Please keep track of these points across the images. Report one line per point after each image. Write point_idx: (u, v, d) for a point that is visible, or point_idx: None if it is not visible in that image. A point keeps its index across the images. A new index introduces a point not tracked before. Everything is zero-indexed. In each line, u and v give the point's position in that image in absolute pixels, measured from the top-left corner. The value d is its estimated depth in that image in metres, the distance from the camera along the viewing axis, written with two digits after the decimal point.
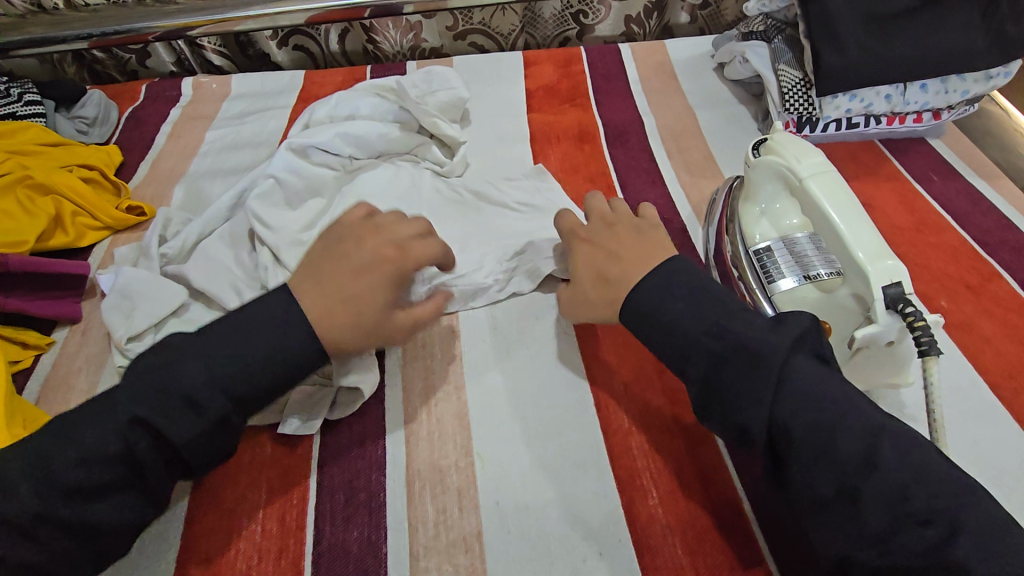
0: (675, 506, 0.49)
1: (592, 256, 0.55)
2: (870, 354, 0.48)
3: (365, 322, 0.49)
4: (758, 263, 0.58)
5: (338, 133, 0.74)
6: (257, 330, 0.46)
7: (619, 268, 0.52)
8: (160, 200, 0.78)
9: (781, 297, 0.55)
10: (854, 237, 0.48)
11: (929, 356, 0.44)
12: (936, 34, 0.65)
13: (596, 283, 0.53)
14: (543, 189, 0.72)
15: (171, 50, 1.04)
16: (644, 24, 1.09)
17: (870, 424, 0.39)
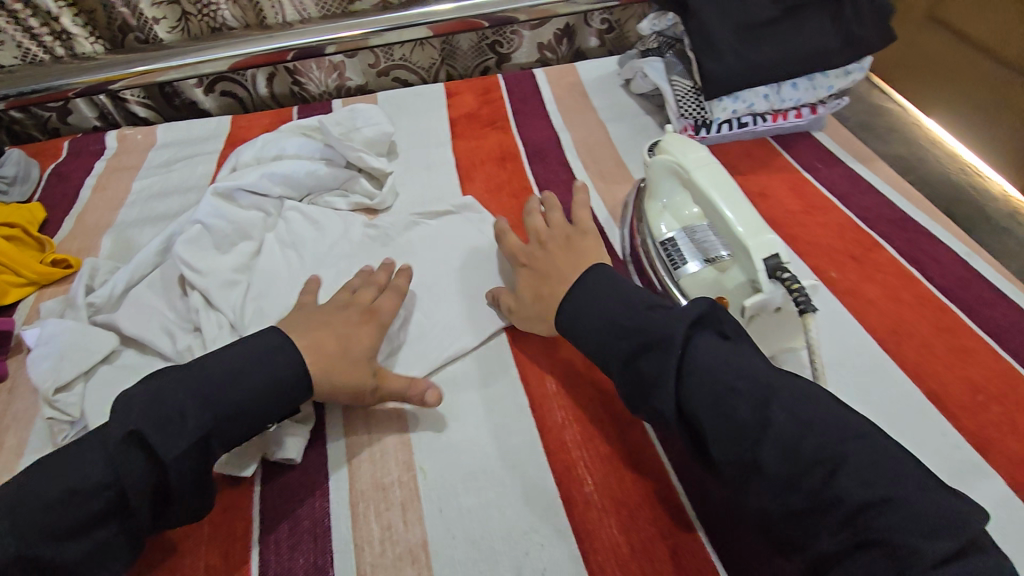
0: (609, 488, 0.51)
1: (531, 279, 0.61)
2: (761, 321, 0.54)
3: (344, 383, 0.54)
4: (664, 253, 0.62)
5: (265, 174, 0.76)
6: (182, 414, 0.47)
7: (551, 288, 0.59)
8: (87, 252, 0.78)
9: (686, 281, 0.60)
10: (737, 215, 0.54)
11: (808, 314, 0.50)
12: (797, 38, 0.73)
13: (534, 301, 0.60)
14: (475, 225, 0.75)
15: (93, 105, 1.05)
16: (556, 50, 1.17)
17: (794, 411, 0.43)
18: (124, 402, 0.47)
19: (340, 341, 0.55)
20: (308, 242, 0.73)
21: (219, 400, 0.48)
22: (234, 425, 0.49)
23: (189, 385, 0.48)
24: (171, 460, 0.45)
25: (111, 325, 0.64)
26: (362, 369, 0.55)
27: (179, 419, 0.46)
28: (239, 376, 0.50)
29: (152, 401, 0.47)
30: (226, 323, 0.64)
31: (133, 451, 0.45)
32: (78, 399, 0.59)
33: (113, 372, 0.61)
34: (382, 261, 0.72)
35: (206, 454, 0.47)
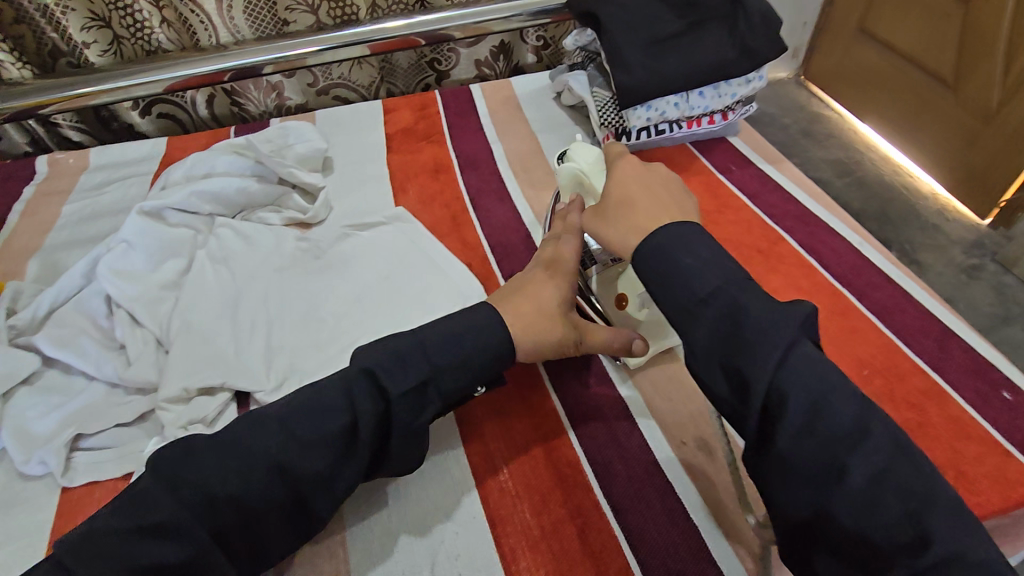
0: (523, 476, 0.53)
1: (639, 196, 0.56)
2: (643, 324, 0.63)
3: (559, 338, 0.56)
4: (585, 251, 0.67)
5: (194, 192, 0.77)
6: (380, 372, 0.48)
7: (648, 216, 0.54)
8: (11, 276, 0.77)
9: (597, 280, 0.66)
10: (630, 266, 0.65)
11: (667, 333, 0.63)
12: (698, 50, 0.78)
13: (624, 225, 0.54)
14: (405, 233, 0.78)
15: (24, 131, 1.04)
16: (494, 66, 1.21)
17: (893, 439, 0.40)
18: (366, 346, 0.50)
19: (532, 301, 0.56)
20: (238, 257, 0.74)
21: (448, 358, 0.50)
22: (471, 379, 0.51)
23: (442, 338, 0.51)
24: (395, 397, 0.48)
25: (31, 346, 0.64)
26: (567, 324, 0.56)
27: (399, 364, 0.49)
28: (400, 361, 0.49)
29: (387, 349, 0.50)
30: (152, 340, 0.65)
31: (369, 387, 0.48)
32: None
33: (30, 393, 0.61)
34: (311, 272, 0.74)
35: (418, 404, 0.49)
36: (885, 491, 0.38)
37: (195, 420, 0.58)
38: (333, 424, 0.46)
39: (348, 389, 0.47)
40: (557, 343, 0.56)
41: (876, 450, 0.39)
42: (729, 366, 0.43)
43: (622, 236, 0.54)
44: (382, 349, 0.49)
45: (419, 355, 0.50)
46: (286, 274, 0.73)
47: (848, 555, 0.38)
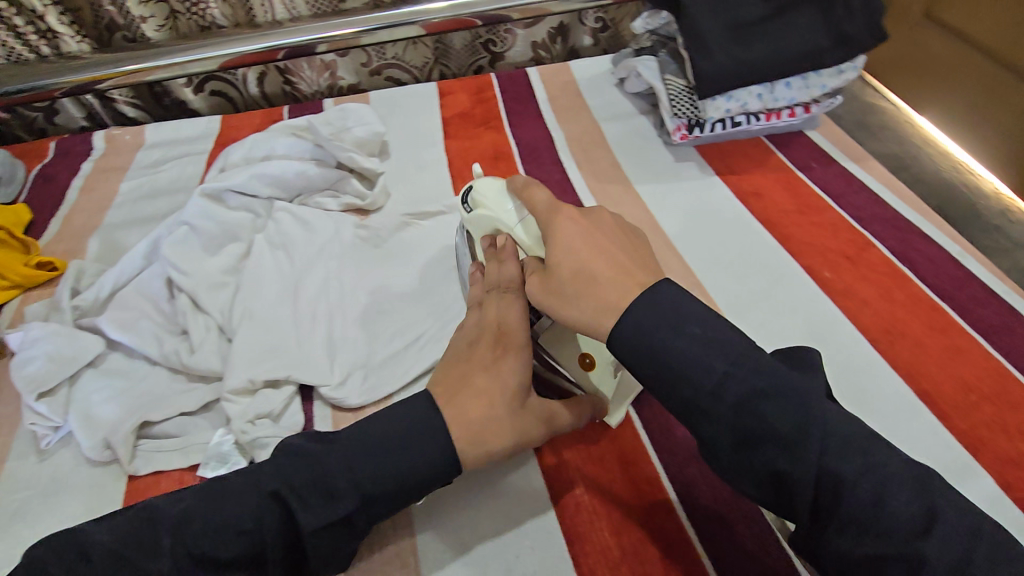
0: (600, 492, 0.51)
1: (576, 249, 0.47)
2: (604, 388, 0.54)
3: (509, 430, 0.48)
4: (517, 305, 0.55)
5: (254, 175, 0.75)
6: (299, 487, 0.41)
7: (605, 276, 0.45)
8: (73, 254, 0.77)
9: (545, 338, 0.55)
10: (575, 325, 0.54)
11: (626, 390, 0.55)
12: (789, 36, 0.72)
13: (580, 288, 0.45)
14: None
15: (80, 105, 1.04)
16: (550, 49, 1.16)
17: (960, 518, 0.35)
18: (289, 456, 0.43)
19: (479, 398, 0.47)
20: (298, 242, 0.72)
21: (376, 476, 0.43)
22: (411, 493, 0.44)
23: (360, 448, 0.44)
24: (310, 531, 0.41)
25: (95, 328, 0.64)
26: (523, 420, 0.48)
27: (329, 489, 0.42)
28: (326, 475, 0.42)
29: (305, 461, 0.43)
30: (214, 326, 0.64)
31: (282, 511, 0.41)
32: (61, 405, 0.58)
33: (97, 376, 0.60)
34: (373, 262, 0.72)
35: (345, 533, 0.42)
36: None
37: (262, 415, 0.56)
38: (241, 551, 0.40)
39: (264, 508, 0.41)
40: (524, 439, 0.49)
41: (947, 534, 0.34)
42: (756, 467, 0.37)
43: (576, 304, 0.45)
44: (306, 465, 0.42)
45: (345, 468, 0.42)
46: (348, 262, 0.71)
47: None
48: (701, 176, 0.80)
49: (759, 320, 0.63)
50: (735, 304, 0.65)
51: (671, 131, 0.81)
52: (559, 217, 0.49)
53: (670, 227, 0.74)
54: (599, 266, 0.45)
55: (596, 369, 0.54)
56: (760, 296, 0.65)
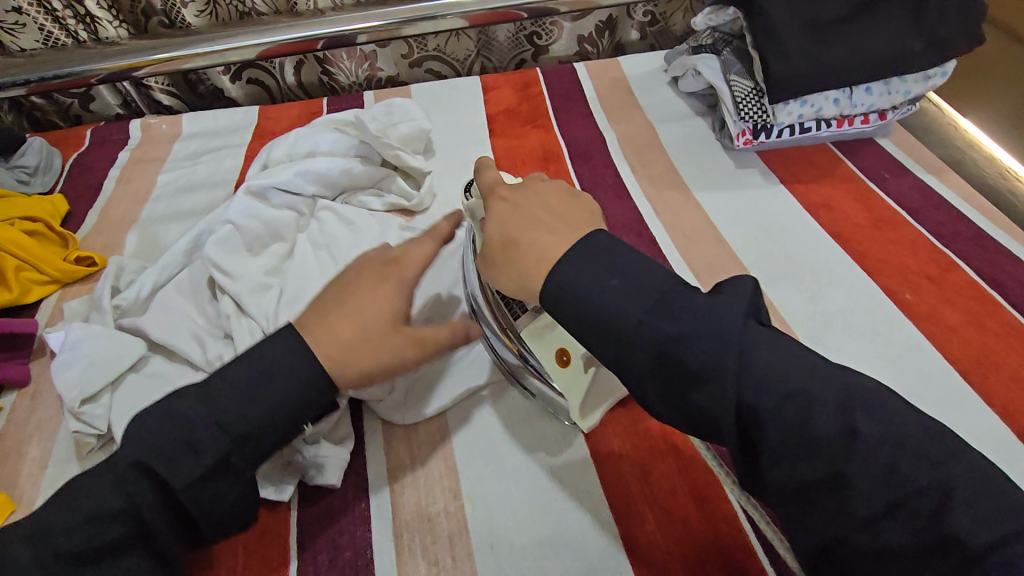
0: (673, 530, 0.48)
1: (507, 214, 0.48)
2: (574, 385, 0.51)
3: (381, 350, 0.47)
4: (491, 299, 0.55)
5: (299, 172, 0.72)
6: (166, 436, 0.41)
7: (529, 235, 0.45)
8: (112, 249, 0.74)
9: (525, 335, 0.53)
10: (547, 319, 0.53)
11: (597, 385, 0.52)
12: (874, 38, 0.67)
13: (504, 247, 0.46)
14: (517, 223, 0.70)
15: (116, 92, 1.01)
16: (597, 43, 1.12)
17: (887, 430, 0.34)
18: (141, 423, 0.42)
19: (351, 313, 0.48)
20: (343, 244, 0.69)
21: (242, 414, 0.43)
22: (282, 432, 0.44)
23: (219, 393, 0.43)
24: (187, 484, 0.40)
25: (137, 330, 0.61)
26: (394, 339, 0.48)
27: (189, 438, 0.41)
28: (194, 415, 0.42)
29: (165, 419, 0.42)
30: (258, 332, 0.61)
31: (154, 476, 0.40)
32: (105, 412, 0.55)
33: (139, 382, 0.58)
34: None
35: (227, 481, 0.42)
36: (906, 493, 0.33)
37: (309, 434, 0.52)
38: (120, 531, 0.39)
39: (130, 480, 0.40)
40: (391, 362, 0.47)
41: (872, 447, 0.34)
42: (687, 406, 0.37)
43: (509, 274, 0.46)
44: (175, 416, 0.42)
45: (212, 410, 0.42)
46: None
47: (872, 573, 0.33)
48: (766, 185, 0.76)
49: (836, 345, 0.59)
50: (809, 327, 0.61)
51: (735, 136, 0.77)
52: (496, 196, 0.51)
53: (734, 239, 0.70)
54: (533, 233, 0.46)
55: (570, 367, 0.51)
56: (836, 319, 0.61)
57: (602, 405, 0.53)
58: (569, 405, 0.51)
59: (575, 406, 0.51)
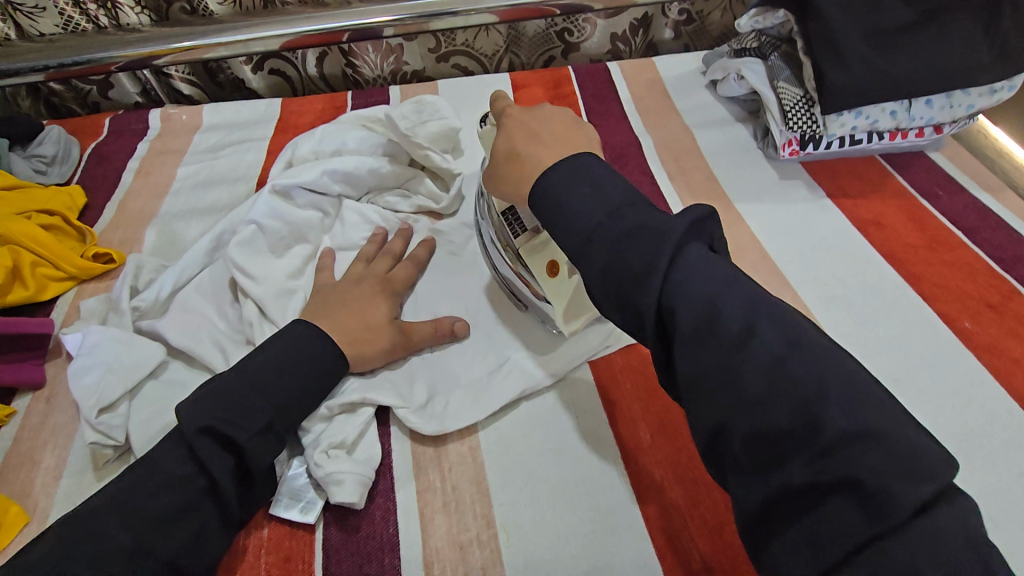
0: (720, 571, 0.45)
1: (513, 130, 0.50)
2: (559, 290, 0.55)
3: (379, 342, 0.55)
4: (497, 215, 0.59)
5: (326, 171, 0.69)
6: (225, 405, 0.47)
7: (530, 148, 0.48)
8: (130, 245, 0.72)
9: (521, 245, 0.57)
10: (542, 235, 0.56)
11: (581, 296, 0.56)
12: (940, 49, 0.64)
13: (507, 160, 0.49)
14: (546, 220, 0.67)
15: (136, 80, 0.99)
16: (629, 41, 1.08)
17: (784, 330, 0.34)
18: (188, 403, 0.47)
19: (357, 315, 0.56)
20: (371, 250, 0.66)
21: (280, 387, 0.49)
22: (313, 399, 0.51)
23: (263, 369, 0.50)
24: (246, 443, 0.46)
25: (156, 333, 0.59)
26: (386, 333, 0.55)
27: (239, 406, 0.47)
28: (242, 388, 0.48)
29: (210, 396, 0.47)
30: None
31: (212, 444, 0.45)
32: (123, 421, 0.53)
33: (159, 390, 0.56)
34: (452, 270, 0.66)
35: (272, 445, 0.48)
36: (784, 383, 0.32)
37: (336, 445, 0.50)
38: (181, 495, 0.43)
39: (191, 449, 0.45)
40: (384, 353, 0.55)
41: (766, 342, 0.33)
42: (663, 353, 0.36)
43: (507, 183, 0.49)
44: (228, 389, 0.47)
45: (257, 380, 0.49)
46: (427, 273, 0.65)
47: (743, 456, 0.32)
48: (812, 199, 0.72)
49: (891, 375, 0.56)
50: (861, 355, 0.57)
51: (780, 145, 0.73)
52: (506, 114, 0.52)
53: (779, 256, 0.66)
54: (528, 147, 0.48)
55: (558, 276, 0.55)
56: (890, 346, 0.58)
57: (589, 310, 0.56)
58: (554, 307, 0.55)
59: (559, 309, 0.55)
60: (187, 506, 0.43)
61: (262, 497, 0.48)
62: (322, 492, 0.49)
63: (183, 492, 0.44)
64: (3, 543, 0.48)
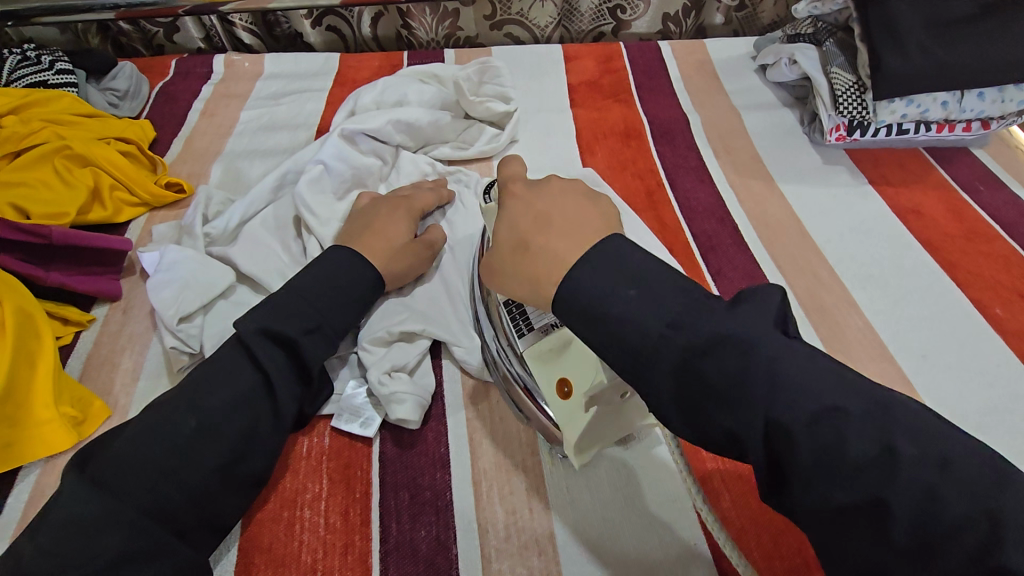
0: (747, 509, 0.49)
1: (517, 210, 0.44)
2: (579, 415, 0.45)
3: (400, 253, 0.58)
4: (506, 315, 0.53)
5: (390, 120, 0.72)
6: (275, 310, 0.50)
7: (546, 238, 0.41)
8: (197, 178, 0.76)
9: (529, 352, 0.50)
10: (578, 359, 0.47)
11: (613, 426, 0.47)
12: (997, 42, 0.66)
13: (515, 252, 0.42)
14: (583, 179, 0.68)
15: (200, 25, 1.02)
16: (680, 23, 1.09)
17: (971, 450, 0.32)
18: (246, 312, 0.50)
19: (378, 234, 0.58)
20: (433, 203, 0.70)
21: (325, 298, 0.52)
22: (356, 310, 0.54)
23: (312, 288, 0.52)
24: (298, 338, 0.49)
25: (226, 259, 0.63)
26: (408, 248, 0.59)
27: (288, 312, 0.50)
28: (289, 298, 0.51)
29: (265, 306, 0.50)
30: None
31: (268, 344, 0.48)
32: (198, 333, 0.57)
33: (229, 309, 0.60)
34: None
35: (325, 346, 0.51)
36: None
37: (399, 368, 0.54)
38: (246, 393, 0.46)
39: (248, 349, 0.48)
40: (414, 266, 0.59)
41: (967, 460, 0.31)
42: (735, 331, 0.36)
43: (511, 280, 0.42)
44: (286, 305, 0.50)
45: (302, 291, 0.51)
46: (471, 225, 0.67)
47: None
48: (854, 184, 0.74)
49: (918, 352, 0.58)
50: (894, 330, 0.60)
51: (828, 130, 0.75)
52: (507, 190, 0.46)
53: (819, 235, 0.69)
54: (543, 237, 0.41)
55: (572, 399, 0.46)
56: (922, 325, 0.60)
57: (608, 441, 0.47)
58: (565, 438, 0.45)
59: (571, 440, 0.45)
60: (246, 399, 0.46)
61: (322, 396, 0.53)
62: (381, 410, 0.53)
63: (242, 389, 0.47)
64: (89, 429, 0.52)
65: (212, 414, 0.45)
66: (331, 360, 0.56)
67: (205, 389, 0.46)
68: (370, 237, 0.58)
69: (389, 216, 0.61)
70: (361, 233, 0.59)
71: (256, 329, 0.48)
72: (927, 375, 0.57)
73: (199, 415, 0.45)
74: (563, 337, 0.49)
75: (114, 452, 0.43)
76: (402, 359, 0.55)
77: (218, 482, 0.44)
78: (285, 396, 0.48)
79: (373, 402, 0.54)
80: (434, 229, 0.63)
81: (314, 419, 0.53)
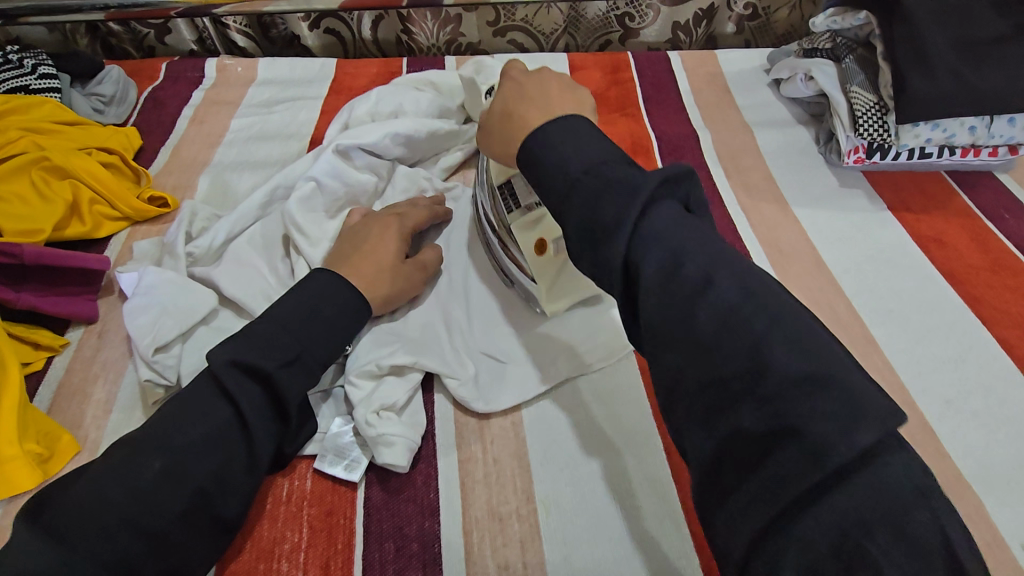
0: None
1: (510, 91, 0.49)
2: (548, 270, 0.55)
3: (389, 278, 0.55)
4: (497, 200, 0.57)
5: (386, 133, 0.68)
6: (253, 343, 0.46)
7: (525, 108, 0.47)
8: (183, 190, 0.73)
9: (513, 222, 0.55)
10: (552, 229, 0.54)
11: (577, 285, 0.57)
12: None
13: (501, 119, 0.49)
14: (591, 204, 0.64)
15: (193, 27, 0.99)
16: (691, 32, 1.05)
17: None
18: (221, 345, 0.46)
19: (367, 257, 0.55)
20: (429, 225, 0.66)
21: (308, 328, 0.48)
22: (342, 340, 0.50)
23: (296, 318, 0.48)
24: (274, 372, 0.45)
25: (209, 281, 0.60)
26: (397, 272, 0.56)
27: (267, 344, 0.46)
28: (270, 330, 0.47)
29: (242, 338, 0.46)
30: None
31: (245, 380, 0.45)
32: (175, 363, 0.54)
33: (210, 336, 0.56)
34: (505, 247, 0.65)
35: (307, 378, 0.47)
36: None
37: (387, 406, 0.51)
38: (220, 436, 0.43)
39: (220, 385, 0.44)
40: (404, 290, 0.56)
41: None
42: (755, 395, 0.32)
43: (496, 142, 0.50)
44: (265, 336, 0.47)
45: (284, 322, 0.48)
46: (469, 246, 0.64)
47: None
48: (871, 210, 0.70)
49: (940, 396, 0.55)
50: (914, 371, 0.57)
51: (846, 152, 0.72)
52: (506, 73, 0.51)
53: (834, 264, 0.65)
54: (524, 107, 0.47)
55: (546, 255, 0.55)
56: (945, 366, 0.57)
57: (571, 291, 0.57)
58: (539, 287, 0.55)
59: (543, 289, 0.55)
60: (218, 440, 0.43)
61: (305, 439, 0.49)
62: (368, 451, 0.50)
63: (214, 428, 0.43)
64: (56, 467, 0.49)
65: (178, 458, 0.41)
66: (318, 393, 0.53)
67: (175, 431, 0.42)
68: (358, 260, 0.54)
69: (380, 237, 0.57)
70: (350, 256, 0.55)
71: (232, 366, 0.44)
72: (950, 422, 0.53)
73: (166, 456, 0.41)
74: (543, 213, 0.54)
75: (74, 501, 0.39)
76: (390, 393, 0.51)
77: (187, 536, 0.41)
78: (263, 437, 0.45)
79: (360, 442, 0.51)
80: (427, 250, 0.59)
81: (296, 460, 0.50)
